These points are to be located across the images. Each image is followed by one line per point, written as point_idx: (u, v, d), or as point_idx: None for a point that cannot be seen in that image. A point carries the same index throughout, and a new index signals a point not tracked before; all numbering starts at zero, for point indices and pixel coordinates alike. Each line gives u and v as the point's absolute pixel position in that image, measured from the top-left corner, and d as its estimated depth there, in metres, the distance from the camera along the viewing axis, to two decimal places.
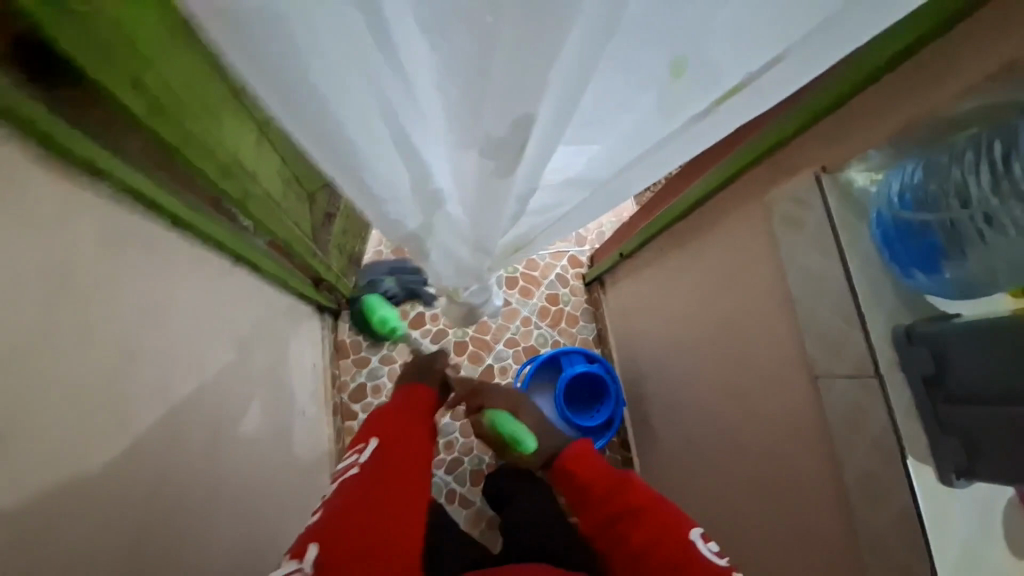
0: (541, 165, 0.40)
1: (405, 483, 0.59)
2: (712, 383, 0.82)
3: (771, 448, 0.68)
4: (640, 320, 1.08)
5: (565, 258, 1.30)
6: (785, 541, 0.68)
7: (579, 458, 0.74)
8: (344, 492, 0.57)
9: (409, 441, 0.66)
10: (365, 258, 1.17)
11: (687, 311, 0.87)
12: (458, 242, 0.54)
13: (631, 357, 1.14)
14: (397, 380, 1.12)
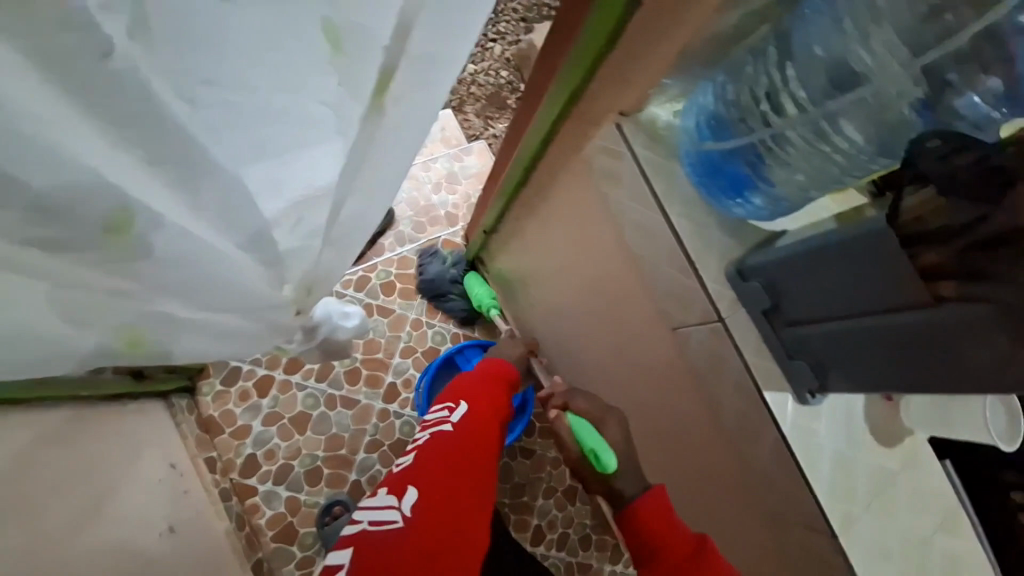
0: (211, 203, 0.30)
1: (492, 460, 0.59)
2: (593, 346, 0.79)
3: (654, 402, 0.67)
4: (521, 298, 1.04)
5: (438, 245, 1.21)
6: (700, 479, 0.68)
7: (657, 514, 0.58)
8: (433, 458, 0.56)
9: (495, 421, 0.62)
10: None
11: (555, 280, 0.83)
12: (206, 330, 0.42)
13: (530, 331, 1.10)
14: (292, 436, 1.01)
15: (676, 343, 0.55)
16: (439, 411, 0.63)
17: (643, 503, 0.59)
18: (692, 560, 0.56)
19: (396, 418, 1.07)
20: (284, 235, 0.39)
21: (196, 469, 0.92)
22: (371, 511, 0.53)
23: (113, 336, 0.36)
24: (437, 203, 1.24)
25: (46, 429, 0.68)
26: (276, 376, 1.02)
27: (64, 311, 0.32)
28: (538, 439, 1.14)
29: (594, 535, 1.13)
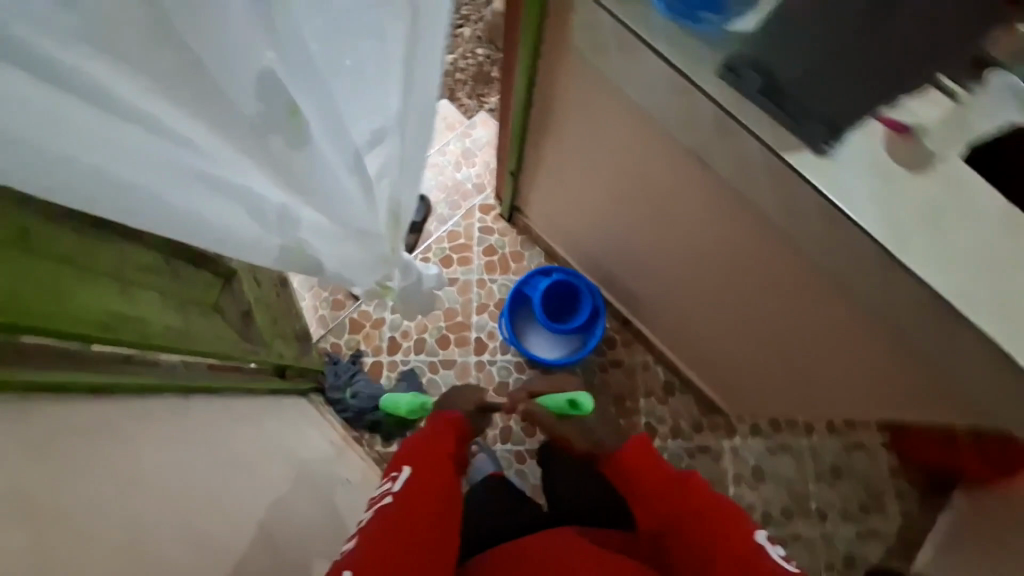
0: (332, 122, 0.44)
1: (434, 499, 0.78)
2: (643, 215, 0.91)
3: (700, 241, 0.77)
4: (567, 224, 1.15)
5: (476, 212, 1.35)
6: (781, 280, 0.77)
7: (638, 455, 0.84)
8: (379, 527, 0.74)
9: (432, 471, 0.82)
10: (312, 327, 1.24)
11: (587, 180, 0.95)
12: (337, 242, 0.59)
13: (586, 251, 1.20)
14: None
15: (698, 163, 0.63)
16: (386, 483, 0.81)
17: (628, 448, 0.85)
18: (678, 487, 0.79)
19: (490, 365, 1.23)
20: (371, 159, 0.52)
21: (349, 444, 1.12)
22: None
23: (270, 240, 0.53)
24: (462, 179, 1.37)
25: (235, 410, 0.83)
26: (383, 360, 1.24)
27: (247, 213, 0.49)
28: (622, 350, 1.29)
29: (703, 418, 1.27)
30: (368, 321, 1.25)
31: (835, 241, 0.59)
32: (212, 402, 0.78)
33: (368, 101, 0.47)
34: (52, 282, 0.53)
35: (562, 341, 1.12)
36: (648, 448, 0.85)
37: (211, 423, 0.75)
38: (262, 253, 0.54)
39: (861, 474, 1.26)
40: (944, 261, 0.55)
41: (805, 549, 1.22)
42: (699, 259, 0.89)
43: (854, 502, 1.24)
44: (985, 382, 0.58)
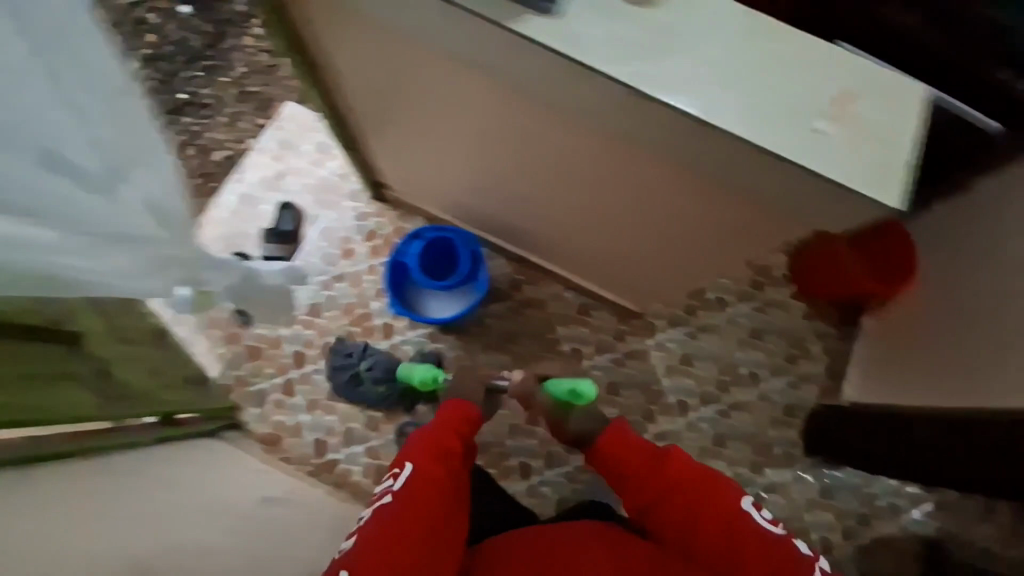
0: None
1: (435, 497, 0.79)
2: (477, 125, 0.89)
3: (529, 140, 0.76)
4: (431, 183, 1.15)
5: (347, 202, 1.29)
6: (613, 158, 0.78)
7: (618, 439, 0.86)
8: (381, 522, 0.74)
9: (433, 469, 0.82)
10: (211, 367, 1.18)
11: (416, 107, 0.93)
12: (94, 256, 0.56)
13: (453, 203, 1.19)
14: (335, 407, 1.17)
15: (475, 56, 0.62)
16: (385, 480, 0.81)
17: (608, 433, 0.87)
18: (658, 466, 0.81)
19: (403, 344, 1.21)
20: (87, 161, 0.51)
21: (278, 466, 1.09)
22: None
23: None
24: (327, 175, 1.31)
25: (125, 469, 0.79)
26: (292, 376, 1.17)
27: None
28: (530, 287, 1.29)
29: (624, 326, 1.30)
30: (266, 343, 1.19)
31: None
32: (90, 468, 0.74)
33: (30, 99, 0.45)
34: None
35: (453, 299, 1.09)
36: (625, 432, 0.88)
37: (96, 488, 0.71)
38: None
39: (780, 329, 1.32)
40: None
41: (745, 411, 1.28)
42: (546, 162, 0.89)
43: (780, 355, 1.30)
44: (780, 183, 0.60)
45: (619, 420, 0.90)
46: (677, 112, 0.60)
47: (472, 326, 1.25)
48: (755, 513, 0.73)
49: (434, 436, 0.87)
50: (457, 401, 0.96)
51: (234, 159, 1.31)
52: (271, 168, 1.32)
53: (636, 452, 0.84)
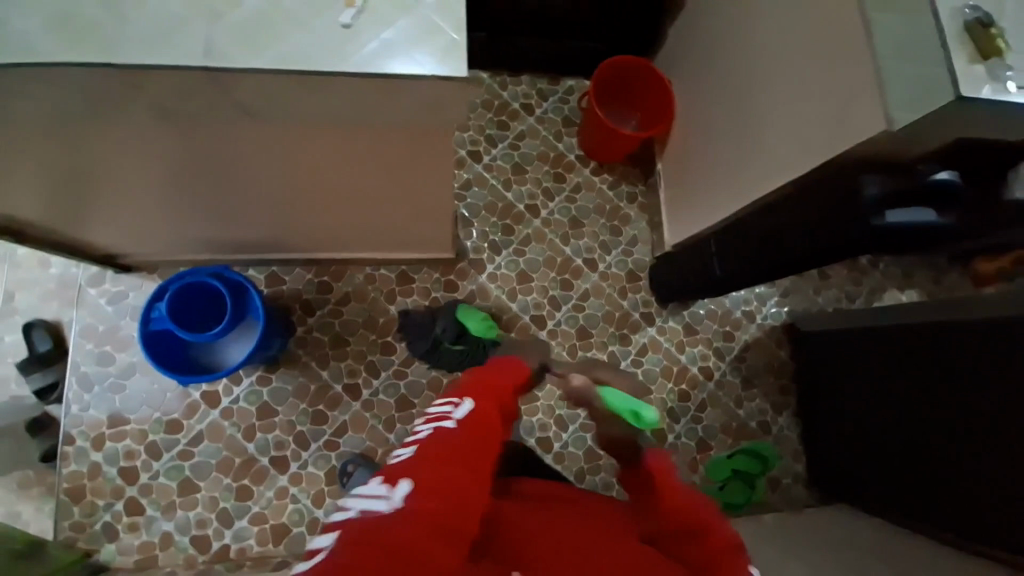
0: None
1: (495, 438, 0.67)
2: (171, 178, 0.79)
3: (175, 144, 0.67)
4: (168, 235, 1.02)
5: (94, 289, 1.13)
6: (244, 133, 0.66)
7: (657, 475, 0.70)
8: (441, 441, 0.62)
9: (490, 406, 0.71)
10: (36, 528, 1.04)
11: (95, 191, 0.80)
12: None
13: (209, 241, 1.07)
14: (197, 497, 1.08)
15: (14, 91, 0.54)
16: (443, 409, 0.71)
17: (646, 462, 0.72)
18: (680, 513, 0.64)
19: (236, 403, 1.12)
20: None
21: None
22: (364, 501, 0.54)
23: None
24: (63, 273, 1.13)
25: None
26: (133, 493, 1.07)
27: None
28: (340, 282, 1.21)
29: (450, 275, 1.25)
30: (85, 477, 1.07)
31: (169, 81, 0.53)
32: None
33: None
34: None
35: (240, 340, 1.01)
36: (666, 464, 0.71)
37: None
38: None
39: (593, 207, 1.33)
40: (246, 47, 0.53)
41: (596, 296, 1.31)
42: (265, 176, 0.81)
43: (604, 230, 1.33)
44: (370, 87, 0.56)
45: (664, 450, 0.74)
46: (258, 72, 0.53)
47: (300, 348, 1.17)
48: None
49: (490, 380, 0.77)
50: (509, 358, 0.85)
51: None
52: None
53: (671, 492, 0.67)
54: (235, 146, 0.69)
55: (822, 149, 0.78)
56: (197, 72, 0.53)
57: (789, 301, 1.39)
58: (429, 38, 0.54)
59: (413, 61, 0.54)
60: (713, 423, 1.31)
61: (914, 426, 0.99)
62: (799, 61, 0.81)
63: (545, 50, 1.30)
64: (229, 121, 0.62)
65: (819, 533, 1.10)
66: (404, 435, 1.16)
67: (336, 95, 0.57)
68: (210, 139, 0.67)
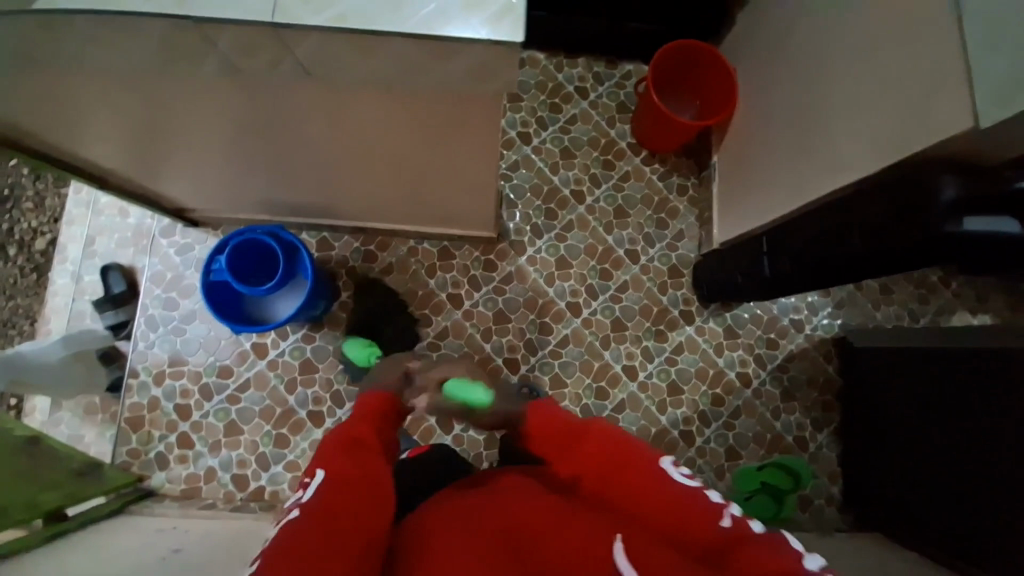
0: None
1: (361, 495, 0.60)
2: (253, 145, 0.88)
3: (241, 99, 0.71)
4: (233, 194, 1.09)
5: (165, 240, 1.23)
6: (305, 94, 0.69)
7: (543, 421, 0.75)
8: (288, 541, 0.53)
9: (349, 462, 0.65)
10: (101, 453, 1.16)
11: (189, 151, 0.90)
12: None
13: (267, 202, 1.13)
14: (240, 439, 1.16)
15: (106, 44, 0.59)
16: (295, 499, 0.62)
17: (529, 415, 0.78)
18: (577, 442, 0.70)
19: (281, 356, 1.19)
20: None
21: (202, 511, 1.08)
22: None
23: None
24: (138, 223, 1.24)
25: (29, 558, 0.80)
26: (185, 428, 1.16)
27: None
28: (384, 253, 1.25)
29: (489, 255, 1.27)
30: (144, 408, 1.17)
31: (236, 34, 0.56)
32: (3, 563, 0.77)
33: None
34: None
35: (285, 298, 1.07)
36: (546, 407, 0.77)
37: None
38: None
39: (640, 198, 1.30)
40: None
41: (634, 288, 1.28)
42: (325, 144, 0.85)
43: (649, 222, 1.30)
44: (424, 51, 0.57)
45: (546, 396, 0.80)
46: (317, 30, 0.55)
47: (341, 312, 1.22)
48: (676, 471, 0.63)
49: (342, 436, 0.70)
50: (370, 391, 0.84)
51: (54, 243, 1.24)
52: (83, 237, 1.24)
53: (559, 432, 0.73)
54: (293, 104, 0.72)
55: (896, 144, 0.73)
56: (261, 26, 0.55)
57: (843, 314, 1.31)
58: (485, 6, 0.55)
59: (468, 27, 0.54)
60: (745, 431, 1.27)
61: (971, 455, 0.91)
62: (878, 49, 0.75)
63: (606, 34, 1.27)
64: (291, 82, 0.66)
65: (851, 557, 1.04)
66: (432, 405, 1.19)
67: (387, 58, 0.59)
68: (273, 96, 0.70)
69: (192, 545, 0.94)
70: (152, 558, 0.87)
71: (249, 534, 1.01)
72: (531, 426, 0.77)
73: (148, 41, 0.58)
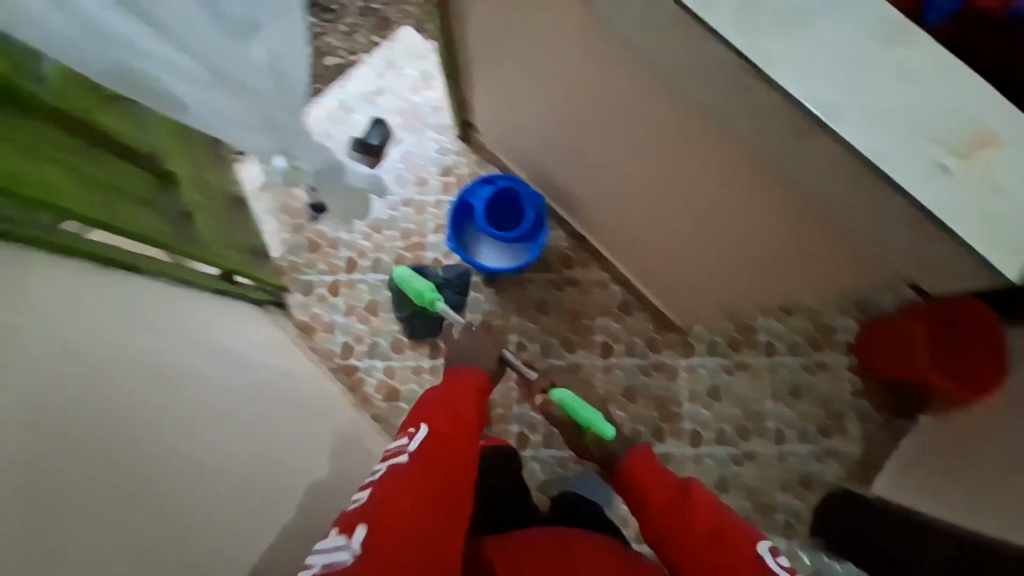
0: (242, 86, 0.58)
1: (454, 468, 0.73)
2: (584, 117, 0.84)
3: (640, 111, 0.72)
4: (516, 134, 1.09)
5: (434, 133, 1.33)
6: (692, 151, 0.70)
7: (640, 471, 0.81)
8: (394, 479, 0.70)
9: (454, 434, 0.76)
10: (273, 248, 1.26)
11: (530, 75, 0.87)
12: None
13: (533, 162, 1.14)
14: (369, 320, 1.23)
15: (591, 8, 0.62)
16: (402, 441, 0.76)
17: (628, 460, 0.83)
18: (673, 500, 0.77)
19: (446, 284, 1.24)
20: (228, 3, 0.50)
21: (305, 354, 1.15)
22: (325, 555, 0.63)
23: None
24: (422, 104, 1.35)
25: (175, 298, 0.87)
26: (340, 279, 1.24)
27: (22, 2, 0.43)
28: (578, 267, 1.25)
29: (658, 336, 1.24)
30: (324, 240, 1.26)
31: (713, 82, 0.54)
32: (155, 291, 0.84)
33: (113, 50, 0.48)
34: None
35: (497, 252, 1.10)
36: (648, 456, 0.84)
37: (123, 300, 0.75)
38: (93, 65, 0.49)
39: (823, 394, 1.23)
40: (817, 73, 0.49)
41: (758, 467, 1.20)
42: (652, 172, 0.82)
43: (814, 421, 1.22)
44: (870, 219, 0.53)
45: (644, 445, 0.86)
46: (797, 130, 0.51)
47: (512, 285, 1.24)
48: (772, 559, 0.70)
49: (448, 399, 0.81)
50: (468, 363, 0.89)
51: (351, 72, 1.37)
52: (372, 85, 1.36)
53: (654, 481, 0.80)
54: (662, 145, 0.74)
55: None
56: (749, 94, 0.52)
57: None
58: (992, 228, 0.47)
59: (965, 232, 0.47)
60: None
61: None
62: None
63: None
64: (699, 133, 0.66)
65: None
66: (526, 418, 1.20)
67: (822, 192, 0.56)
68: (657, 132, 0.73)
69: (288, 380, 1.01)
70: (255, 369, 0.93)
71: (325, 405, 1.07)
72: (624, 468, 0.83)
73: (632, 33, 0.59)
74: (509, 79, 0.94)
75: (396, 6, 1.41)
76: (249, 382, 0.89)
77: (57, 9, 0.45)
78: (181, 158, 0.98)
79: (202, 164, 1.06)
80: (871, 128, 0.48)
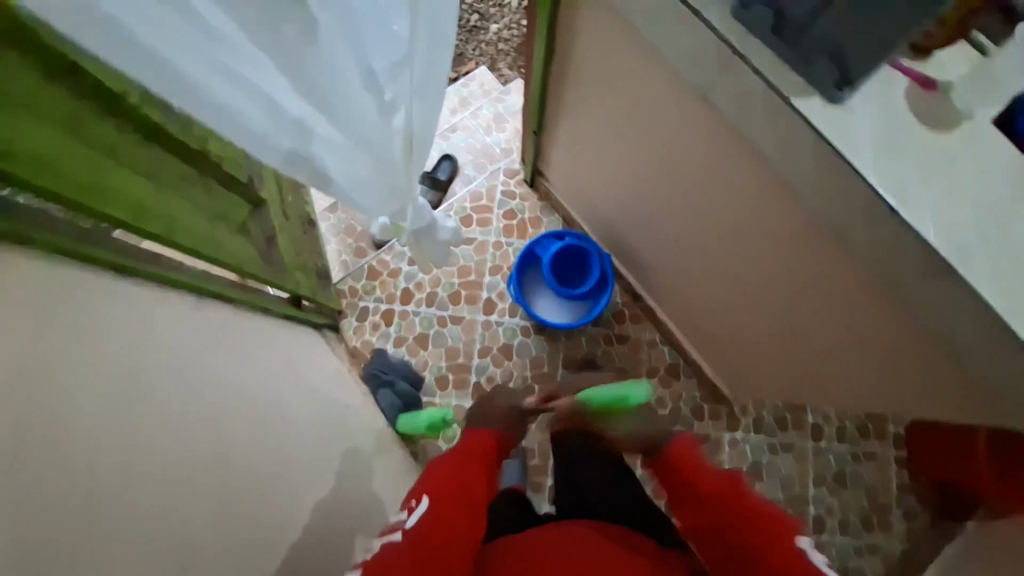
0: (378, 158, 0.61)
1: (455, 548, 0.67)
2: (672, 196, 0.86)
3: (739, 204, 0.73)
4: (593, 194, 1.11)
5: (501, 175, 1.35)
6: (788, 255, 0.71)
7: (682, 461, 0.76)
8: (390, 563, 0.63)
9: (460, 508, 0.70)
10: (334, 270, 1.28)
11: (621, 148, 0.90)
12: (193, 101, 0.44)
13: (604, 220, 1.16)
14: (418, 353, 1.24)
15: (710, 106, 0.64)
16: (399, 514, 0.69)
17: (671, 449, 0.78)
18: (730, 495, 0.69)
19: (497, 326, 1.25)
20: (387, 87, 0.53)
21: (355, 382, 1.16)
22: None
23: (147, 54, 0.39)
24: (492, 143, 1.38)
25: (260, 324, 0.88)
26: (395, 308, 1.26)
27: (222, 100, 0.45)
28: (630, 325, 1.25)
29: (705, 404, 1.22)
30: (383, 269, 1.28)
31: (838, 205, 0.56)
32: (246, 319, 0.85)
33: (286, 132, 0.50)
34: (76, 165, 0.53)
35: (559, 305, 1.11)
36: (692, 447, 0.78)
37: (229, 325, 0.79)
38: (265, 150, 0.50)
39: (868, 486, 1.19)
40: (949, 221, 0.50)
41: None
42: (735, 259, 0.83)
43: (856, 513, 1.18)
44: (994, 360, 0.52)
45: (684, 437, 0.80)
46: (924, 267, 0.51)
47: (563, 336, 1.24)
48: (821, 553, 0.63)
49: (452, 466, 0.74)
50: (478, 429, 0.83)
51: None
52: (446, 121, 1.39)
53: (699, 472, 0.73)
54: (755, 241, 0.75)
55: None
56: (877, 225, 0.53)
57: None
58: None
59: None
60: None
61: None
62: None
63: None
64: (802, 237, 0.66)
65: None
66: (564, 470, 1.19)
67: (937, 326, 0.55)
68: (753, 230, 0.73)
69: (343, 411, 1.02)
70: (316, 399, 0.94)
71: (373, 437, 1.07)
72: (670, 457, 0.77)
73: (755, 141, 0.61)
74: (598, 147, 0.97)
75: (472, 43, 1.44)
76: (312, 413, 0.91)
77: (243, 94, 0.46)
78: (270, 184, 1.01)
79: (286, 188, 1.10)
80: (1002, 285, 0.49)
